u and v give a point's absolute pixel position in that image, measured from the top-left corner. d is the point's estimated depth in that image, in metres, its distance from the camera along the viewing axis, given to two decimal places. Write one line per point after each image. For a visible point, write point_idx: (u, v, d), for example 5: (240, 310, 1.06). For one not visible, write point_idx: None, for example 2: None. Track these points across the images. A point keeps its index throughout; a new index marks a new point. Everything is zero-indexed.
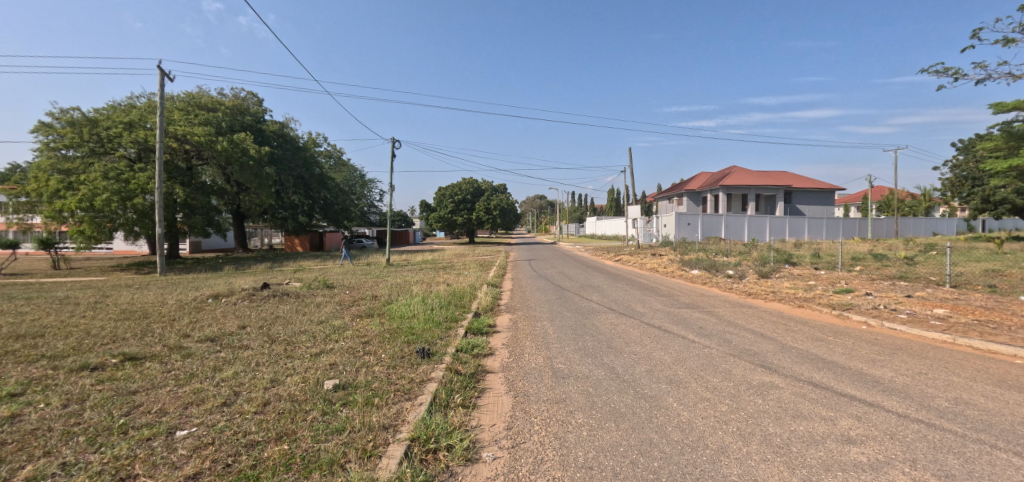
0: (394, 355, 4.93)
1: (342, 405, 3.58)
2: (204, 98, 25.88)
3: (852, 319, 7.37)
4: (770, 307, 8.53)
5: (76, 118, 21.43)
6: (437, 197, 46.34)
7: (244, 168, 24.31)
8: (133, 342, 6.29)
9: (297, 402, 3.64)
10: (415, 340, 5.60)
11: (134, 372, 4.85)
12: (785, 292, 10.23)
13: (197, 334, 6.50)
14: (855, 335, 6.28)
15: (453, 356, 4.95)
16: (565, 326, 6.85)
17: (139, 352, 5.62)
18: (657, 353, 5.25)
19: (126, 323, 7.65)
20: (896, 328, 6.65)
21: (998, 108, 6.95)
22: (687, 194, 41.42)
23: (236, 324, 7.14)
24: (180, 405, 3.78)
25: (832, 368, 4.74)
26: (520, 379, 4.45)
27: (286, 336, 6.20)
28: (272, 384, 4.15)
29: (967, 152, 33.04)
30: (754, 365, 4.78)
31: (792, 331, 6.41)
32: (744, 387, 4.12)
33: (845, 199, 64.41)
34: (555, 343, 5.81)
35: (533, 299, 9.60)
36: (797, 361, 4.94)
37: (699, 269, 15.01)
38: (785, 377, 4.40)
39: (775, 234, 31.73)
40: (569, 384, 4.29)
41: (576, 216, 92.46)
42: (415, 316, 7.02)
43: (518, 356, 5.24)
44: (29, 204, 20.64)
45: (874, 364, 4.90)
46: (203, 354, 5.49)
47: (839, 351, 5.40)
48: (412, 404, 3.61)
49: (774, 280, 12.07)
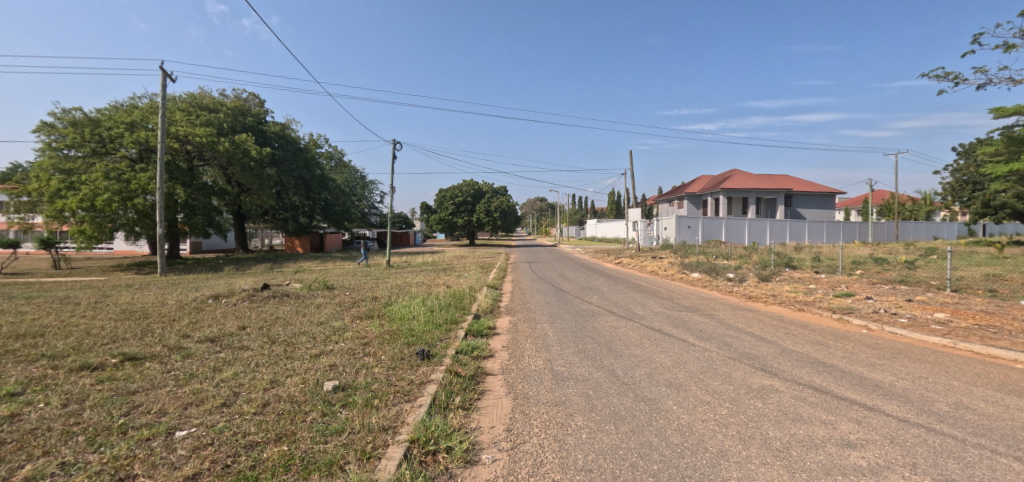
0: (394, 357, 4.94)
1: (342, 406, 3.59)
2: (206, 98, 25.95)
3: (852, 323, 7.36)
4: (770, 311, 8.54)
5: (78, 119, 21.52)
6: (438, 199, 46.40)
7: (245, 169, 24.35)
8: (133, 342, 6.29)
9: (297, 403, 3.64)
10: (415, 342, 5.59)
11: (134, 372, 4.86)
12: (785, 295, 10.22)
13: (197, 335, 6.50)
14: (855, 339, 6.28)
15: (453, 358, 4.95)
16: (565, 329, 6.85)
17: (138, 352, 5.61)
18: (657, 355, 5.25)
19: (126, 323, 7.65)
20: (897, 332, 6.64)
21: (999, 112, 6.95)
22: (687, 197, 41.45)
23: (236, 325, 7.14)
24: (180, 405, 3.79)
25: (833, 371, 4.73)
26: (520, 381, 4.45)
27: (286, 337, 6.20)
28: (271, 385, 4.15)
29: (968, 157, 33.08)
30: (754, 369, 4.78)
31: (792, 335, 6.41)
32: (744, 390, 4.12)
33: (846, 203, 64.41)
34: (555, 346, 5.81)
35: (533, 301, 9.62)
36: (796, 365, 4.94)
37: (699, 272, 15.01)
38: (785, 381, 4.40)
39: (775, 238, 31.71)
40: (569, 386, 4.29)
41: (576, 218, 92.48)
42: (415, 318, 7.02)
43: (518, 359, 5.24)
44: (30, 203, 20.67)
45: (874, 368, 4.90)
46: (203, 355, 5.49)
47: (839, 355, 5.40)
48: (412, 405, 3.61)
49: (774, 284, 12.06)
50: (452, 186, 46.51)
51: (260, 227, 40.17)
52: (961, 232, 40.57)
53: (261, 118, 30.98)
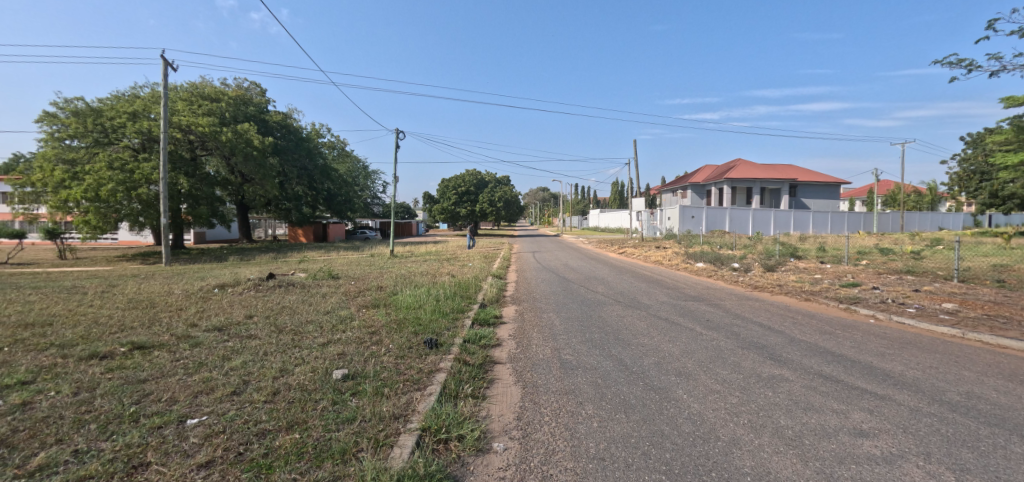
0: (402, 346, 4.92)
1: (352, 395, 3.56)
2: (207, 88, 25.81)
3: (860, 313, 7.34)
4: (776, 301, 8.50)
5: (80, 109, 21.61)
6: (441, 188, 46.49)
7: (248, 158, 24.36)
8: (140, 331, 6.36)
9: (307, 392, 3.63)
10: (422, 331, 5.57)
11: (143, 360, 4.90)
12: (791, 285, 10.21)
13: (204, 324, 6.54)
14: (863, 329, 6.25)
15: (460, 346, 4.94)
16: (572, 317, 6.86)
17: (147, 341, 5.70)
18: (665, 345, 5.24)
19: (133, 312, 7.71)
20: (905, 322, 6.61)
21: (1011, 101, 6.82)
22: (691, 187, 41.40)
23: (243, 314, 7.20)
24: (191, 393, 3.81)
25: (842, 361, 4.72)
26: (528, 370, 4.44)
27: (293, 326, 6.24)
28: (280, 373, 4.15)
29: (976, 147, 32.72)
30: (763, 358, 4.76)
31: (800, 325, 6.40)
32: (754, 380, 4.10)
33: (850, 193, 64.14)
34: (562, 335, 5.79)
35: (538, 291, 9.64)
36: (806, 354, 4.92)
37: (704, 262, 14.97)
38: (794, 370, 4.38)
39: (779, 228, 31.64)
40: (578, 375, 4.27)
41: (579, 208, 92.09)
42: (421, 307, 7.02)
43: (526, 347, 5.24)
44: (34, 194, 21.03)
45: (884, 358, 4.87)
46: (211, 343, 5.54)
47: (848, 345, 5.38)
48: (422, 394, 3.59)
49: (780, 274, 12.01)
50: (454, 176, 46.45)
51: (263, 217, 40.36)
52: (966, 222, 40.40)
53: (264, 108, 30.74)
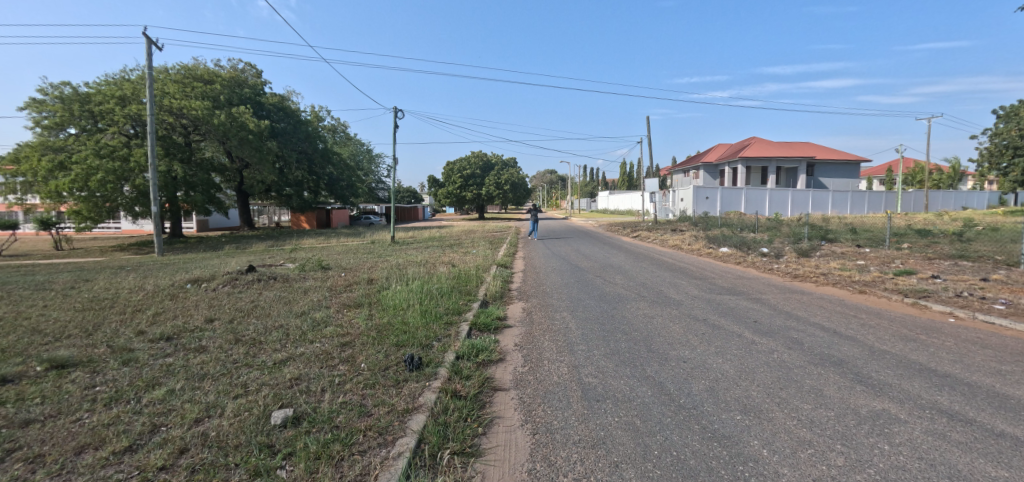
0: (375, 366, 3.83)
1: (286, 458, 2.48)
2: (200, 69, 24.53)
3: (935, 310, 6.13)
4: (826, 294, 7.29)
5: (67, 94, 20.57)
6: (446, 172, 45.36)
7: (244, 143, 23.19)
8: (75, 341, 5.33)
9: (225, 450, 2.55)
10: (406, 343, 4.47)
11: (50, 386, 3.85)
12: (836, 273, 8.96)
13: (153, 331, 5.49)
14: (951, 333, 5.05)
15: (451, 367, 3.82)
16: (589, 318, 5.73)
17: (75, 355, 4.66)
18: (713, 360, 4.09)
19: (84, 315, 6.70)
20: (996, 322, 5.43)
21: None
22: (704, 167, 39.84)
23: (203, 317, 6.14)
24: (71, 449, 2.72)
25: (956, 386, 3.55)
26: (538, 403, 3.33)
27: (256, 333, 5.19)
28: (205, 414, 3.06)
29: (1012, 120, 30.60)
30: (849, 381, 3.61)
31: (872, 328, 5.20)
32: (854, 421, 2.95)
33: (868, 172, 61.84)
34: (580, 344, 4.67)
35: (548, 283, 8.51)
36: (902, 375, 3.76)
37: (728, 246, 13.70)
38: (899, 402, 3.24)
39: (797, 208, 30.21)
40: (607, 412, 3.15)
41: (588, 190, 90.34)
42: (410, 307, 5.90)
43: (535, 365, 4.11)
44: (27, 184, 20.23)
45: (1008, 380, 3.69)
46: (147, 359, 4.49)
47: (947, 358, 4.22)
48: (387, 456, 2.49)
49: (817, 259, 10.78)
50: (459, 159, 45.15)
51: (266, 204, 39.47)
52: (993, 201, 38.45)
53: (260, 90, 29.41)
